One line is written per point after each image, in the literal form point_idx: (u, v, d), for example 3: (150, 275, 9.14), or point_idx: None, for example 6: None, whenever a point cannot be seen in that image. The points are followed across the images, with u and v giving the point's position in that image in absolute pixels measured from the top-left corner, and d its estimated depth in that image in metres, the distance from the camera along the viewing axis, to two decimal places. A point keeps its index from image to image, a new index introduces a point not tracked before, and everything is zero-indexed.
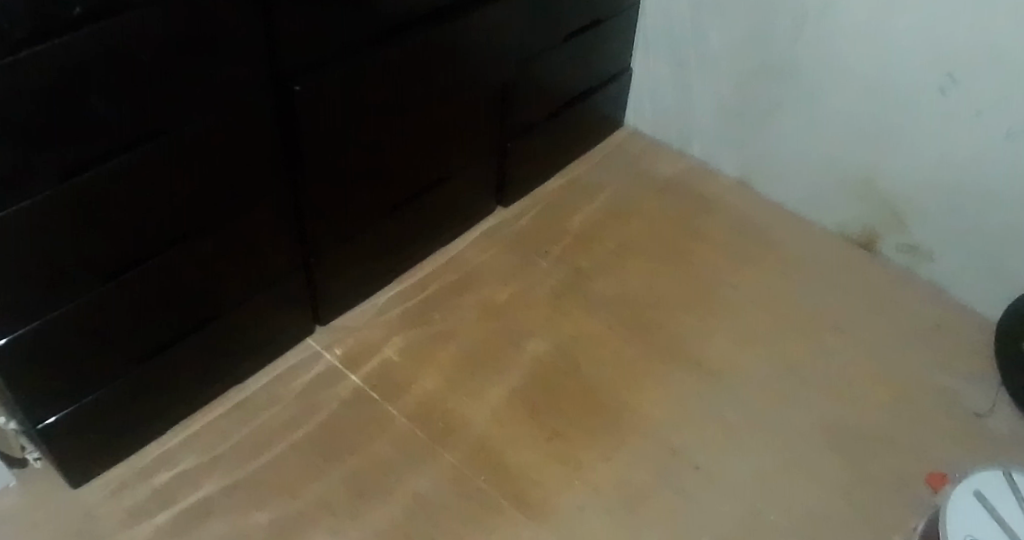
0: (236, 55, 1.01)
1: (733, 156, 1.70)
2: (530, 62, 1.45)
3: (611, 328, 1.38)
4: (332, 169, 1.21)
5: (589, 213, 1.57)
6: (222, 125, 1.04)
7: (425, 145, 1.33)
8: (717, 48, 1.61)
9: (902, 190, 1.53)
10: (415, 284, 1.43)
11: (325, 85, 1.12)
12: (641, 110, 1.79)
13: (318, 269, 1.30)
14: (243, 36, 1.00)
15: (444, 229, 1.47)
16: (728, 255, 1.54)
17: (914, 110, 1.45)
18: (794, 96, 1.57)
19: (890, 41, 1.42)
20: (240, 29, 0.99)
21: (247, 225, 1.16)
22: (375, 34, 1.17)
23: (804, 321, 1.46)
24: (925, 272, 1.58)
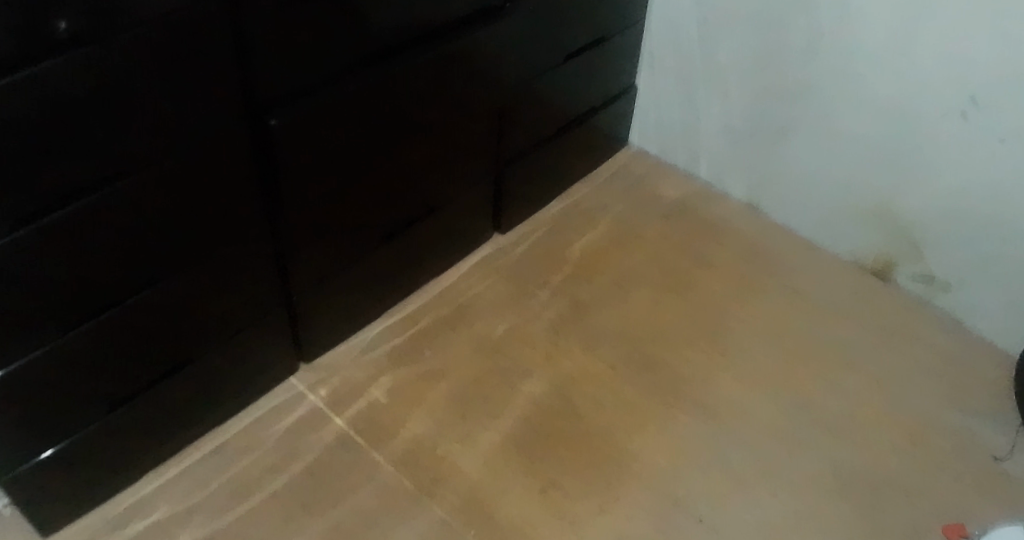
0: (205, 89, 0.93)
1: (741, 177, 1.63)
2: (529, 84, 1.38)
3: (612, 366, 1.30)
4: (314, 202, 1.14)
5: (591, 239, 1.49)
6: (191, 163, 0.97)
7: (414, 173, 1.26)
8: (725, 66, 1.53)
9: (919, 217, 1.45)
10: (406, 317, 1.35)
11: (305, 116, 1.05)
12: (645, 128, 1.71)
13: (301, 305, 1.22)
14: (214, 68, 0.92)
15: (436, 258, 1.39)
16: (735, 284, 1.46)
17: (934, 135, 1.37)
18: (806, 118, 1.49)
19: (909, 62, 1.34)
20: (211, 60, 0.92)
21: (223, 266, 1.09)
22: (358, 61, 1.09)
23: (815, 356, 1.38)
24: (941, 303, 1.50)
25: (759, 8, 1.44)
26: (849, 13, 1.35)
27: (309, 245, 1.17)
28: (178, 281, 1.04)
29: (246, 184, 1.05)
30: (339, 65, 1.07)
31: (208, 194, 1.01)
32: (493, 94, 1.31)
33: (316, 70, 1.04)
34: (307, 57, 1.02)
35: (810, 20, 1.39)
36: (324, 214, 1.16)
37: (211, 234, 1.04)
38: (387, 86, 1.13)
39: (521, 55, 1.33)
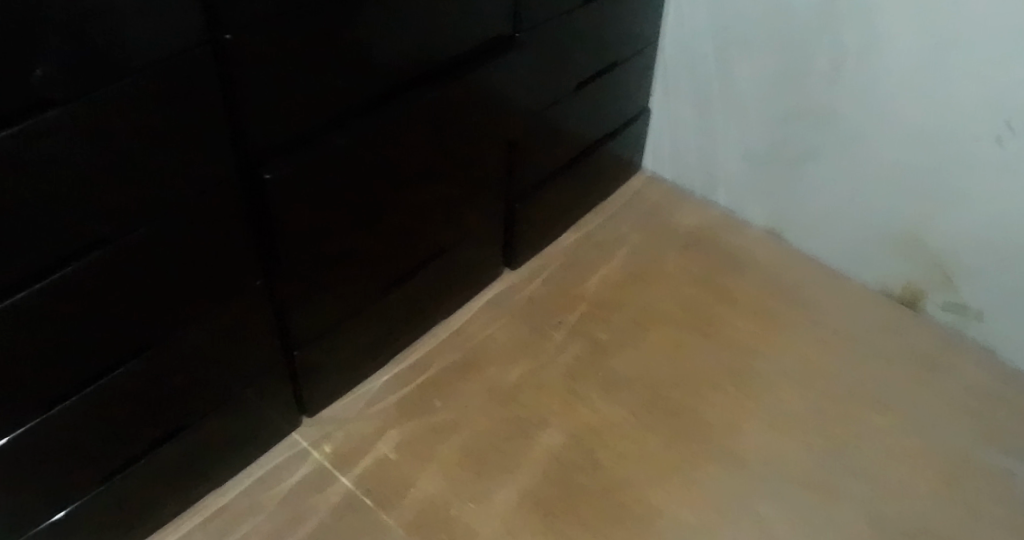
0: (194, 142, 0.87)
1: (762, 204, 1.56)
2: (538, 116, 1.32)
3: (633, 414, 1.23)
4: (314, 253, 1.07)
5: (606, 274, 1.41)
6: (181, 221, 0.91)
7: (420, 216, 1.20)
8: (744, 89, 1.47)
9: (951, 245, 1.38)
10: (414, 365, 1.28)
11: (300, 166, 0.99)
12: (661, 153, 1.65)
13: (302, 359, 1.15)
14: (199, 121, 0.87)
15: (445, 302, 1.33)
16: (760, 320, 1.38)
17: (965, 162, 1.30)
18: (831, 142, 1.43)
19: (939, 86, 1.27)
20: (196, 113, 0.86)
21: (219, 325, 1.02)
22: (357, 104, 1.04)
23: (847, 397, 1.31)
24: (976, 335, 1.42)
25: (780, 28, 1.38)
26: (875, 35, 1.29)
27: (309, 297, 1.11)
28: (171, 344, 0.98)
29: (240, 239, 0.99)
30: (337, 110, 1.01)
31: (201, 252, 0.95)
32: (500, 129, 1.26)
33: (312, 116, 0.98)
34: (303, 103, 0.96)
35: (834, 41, 1.33)
36: (325, 264, 1.10)
37: (204, 294, 0.98)
38: (387, 130, 1.07)
39: (528, 86, 1.28)
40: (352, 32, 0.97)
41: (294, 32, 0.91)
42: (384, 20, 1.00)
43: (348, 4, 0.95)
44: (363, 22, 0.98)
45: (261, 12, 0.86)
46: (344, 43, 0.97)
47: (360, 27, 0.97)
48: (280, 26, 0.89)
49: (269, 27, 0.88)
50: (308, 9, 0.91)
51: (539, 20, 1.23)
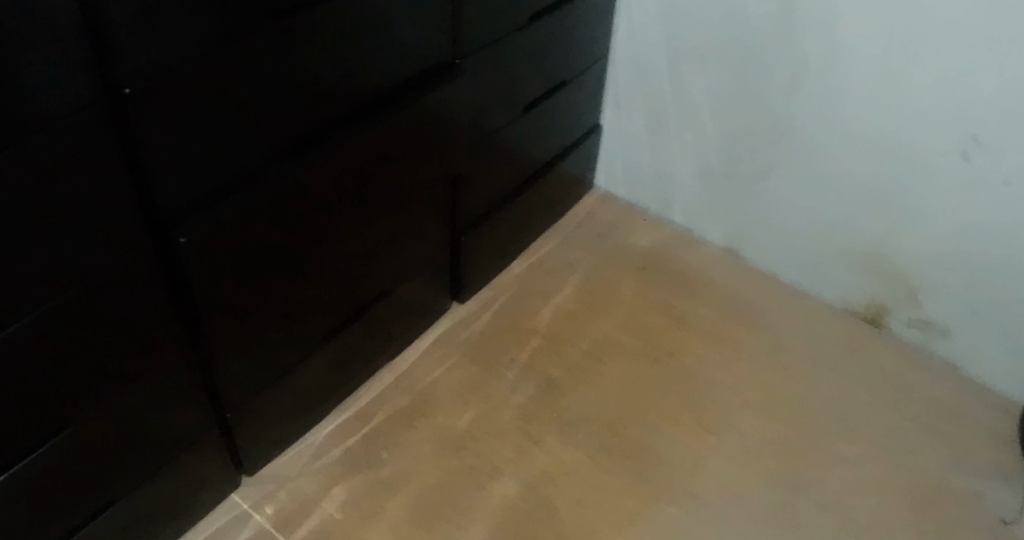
0: (97, 209, 0.79)
1: (718, 220, 1.52)
2: (480, 144, 1.26)
3: (591, 456, 1.18)
4: (241, 309, 1.00)
5: (560, 305, 1.36)
6: (88, 296, 0.82)
7: (357, 258, 1.14)
8: (698, 103, 1.43)
9: (912, 261, 1.34)
10: (359, 414, 1.22)
11: (219, 222, 0.90)
12: (612, 171, 1.60)
13: (236, 419, 1.08)
14: (98, 184, 0.78)
15: (390, 343, 1.26)
16: (718, 346, 1.34)
17: (925, 177, 1.27)
18: (789, 158, 1.38)
19: (904, 99, 1.23)
20: (93, 176, 0.77)
21: (139, 397, 0.94)
22: (280, 150, 0.96)
23: (811, 424, 1.27)
24: (939, 351, 1.39)
25: (736, 40, 1.33)
26: (836, 47, 1.25)
27: (239, 357, 1.03)
28: (86, 426, 0.89)
29: (156, 306, 0.90)
30: (257, 158, 0.93)
31: (112, 325, 0.86)
32: (441, 161, 1.20)
33: (229, 167, 0.90)
34: (219, 155, 0.88)
35: (793, 54, 1.29)
36: (255, 320, 1.03)
37: (120, 368, 0.90)
38: (315, 176, 1.00)
39: (473, 116, 1.22)
40: (271, 74, 0.89)
41: (205, 79, 0.82)
42: (309, 58, 0.92)
43: (267, 44, 0.87)
44: (286, 63, 0.90)
45: (163, 60, 0.78)
46: (262, 87, 0.89)
47: (280, 69, 0.90)
48: (189, 75, 0.80)
49: (176, 76, 0.79)
50: (219, 53, 0.82)
51: (480, 46, 1.17)
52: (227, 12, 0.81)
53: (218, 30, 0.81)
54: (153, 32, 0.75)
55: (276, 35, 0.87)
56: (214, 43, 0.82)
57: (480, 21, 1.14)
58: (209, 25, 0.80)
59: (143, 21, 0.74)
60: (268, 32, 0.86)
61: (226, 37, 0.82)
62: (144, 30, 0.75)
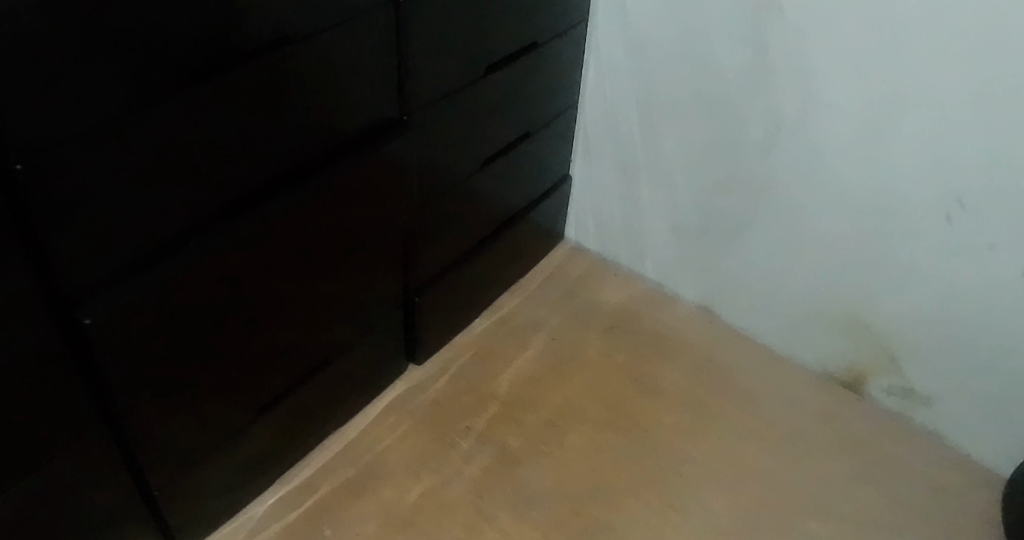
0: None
1: (692, 278, 1.47)
2: (436, 201, 1.20)
3: (545, 534, 1.14)
4: (166, 385, 0.94)
5: (522, 368, 1.35)
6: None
7: (301, 327, 1.08)
8: (671, 157, 1.37)
9: (892, 327, 1.28)
10: (304, 485, 1.18)
11: (136, 299, 0.84)
12: (583, 223, 1.57)
13: (164, 497, 1.02)
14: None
15: (337, 409, 1.23)
16: (687, 414, 1.31)
17: (905, 241, 1.20)
18: (766, 215, 1.32)
19: (884, 158, 1.16)
20: None
21: (48, 485, 0.88)
22: (207, 219, 0.89)
23: (780, 501, 1.22)
24: (919, 419, 1.33)
25: (710, 92, 1.27)
26: (815, 101, 1.18)
27: (165, 434, 0.98)
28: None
29: (64, 389, 0.84)
30: (180, 228, 0.87)
31: (13, 413, 0.80)
32: (396, 222, 1.14)
33: (144, 239, 0.84)
34: (132, 228, 0.82)
35: (770, 109, 1.23)
36: (182, 396, 0.97)
37: (23, 456, 0.83)
38: (250, 246, 0.94)
39: (428, 173, 1.15)
40: (193, 141, 0.82)
41: (111, 151, 0.76)
42: (238, 121, 0.86)
43: (187, 112, 0.80)
44: (210, 128, 0.83)
45: (60, 132, 0.72)
46: (182, 154, 0.82)
47: (204, 134, 0.83)
48: (91, 147, 0.74)
49: (75, 150, 0.73)
50: (127, 124, 0.76)
51: (435, 99, 1.10)
52: (136, 78, 0.75)
53: (126, 98, 0.75)
54: (45, 104, 0.69)
55: (197, 99, 0.80)
56: (121, 113, 0.75)
57: (433, 74, 1.08)
58: (116, 94, 0.74)
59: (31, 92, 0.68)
60: (187, 97, 0.80)
61: (136, 105, 0.76)
62: (33, 102, 0.69)
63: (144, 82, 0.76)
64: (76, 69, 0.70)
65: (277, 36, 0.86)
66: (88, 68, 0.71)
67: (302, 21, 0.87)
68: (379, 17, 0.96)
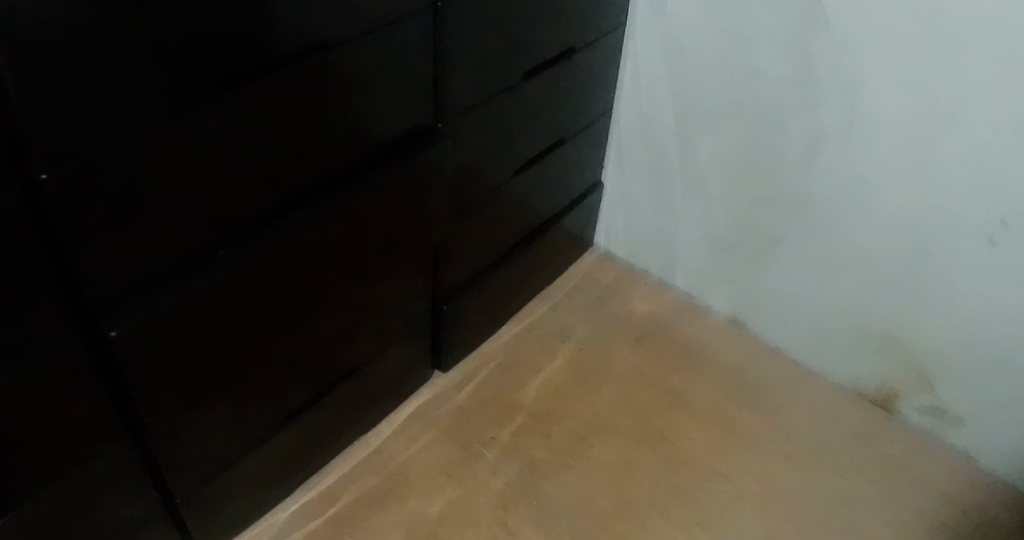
0: (12, 304, 0.72)
1: (724, 289, 1.46)
2: (467, 208, 1.18)
3: None
4: (192, 396, 0.93)
5: (549, 378, 1.36)
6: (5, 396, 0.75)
7: (330, 336, 1.07)
8: (706, 167, 1.35)
9: (929, 348, 1.25)
10: (327, 492, 1.19)
11: (161, 313, 0.83)
12: (613, 232, 1.56)
13: (188, 505, 1.02)
14: (20, 282, 0.72)
15: (360, 415, 1.23)
16: (715, 429, 1.31)
17: (945, 262, 1.17)
18: (805, 228, 1.29)
19: (928, 177, 1.13)
20: (16, 274, 0.71)
21: (71, 495, 0.87)
22: (236, 231, 0.88)
23: (807, 523, 1.20)
24: (953, 441, 1.31)
25: (749, 101, 1.24)
26: (858, 114, 1.15)
27: (192, 443, 0.97)
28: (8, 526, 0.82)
29: (88, 401, 0.83)
30: (209, 238, 0.85)
31: (36, 425, 0.79)
32: (428, 231, 1.12)
33: (173, 249, 0.82)
34: (161, 239, 0.80)
35: (810, 121, 1.19)
36: (208, 406, 0.96)
37: (45, 468, 0.82)
38: (280, 258, 0.92)
39: (460, 182, 1.13)
40: (223, 151, 0.81)
41: (141, 163, 0.74)
42: (270, 131, 0.84)
43: (218, 121, 0.78)
44: (242, 137, 0.81)
45: (89, 144, 0.70)
46: (212, 165, 0.80)
47: (235, 144, 0.81)
48: (120, 158, 0.73)
49: (104, 161, 0.71)
50: (158, 135, 0.74)
51: (470, 106, 1.08)
52: (167, 88, 0.73)
53: (157, 109, 0.73)
54: (74, 115, 0.68)
55: (228, 108, 0.78)
56: (152, 125, 0.74)
57: (468, 81, 1.05)
58: (147, 104, 0.72)
59: (57, 104, 0.66)
60: (218, 106, 0.77)
61: (167, 116, 0.74)
62: (62, 115, 0.67)
63: (175, 93, 0.74)
64: (103, 80, 0.68)
65: (310, 41, 0.83)
66: (117, 79, 0.69)
67: (336, 27, 0.84)
68: (415, 23, 0.93)
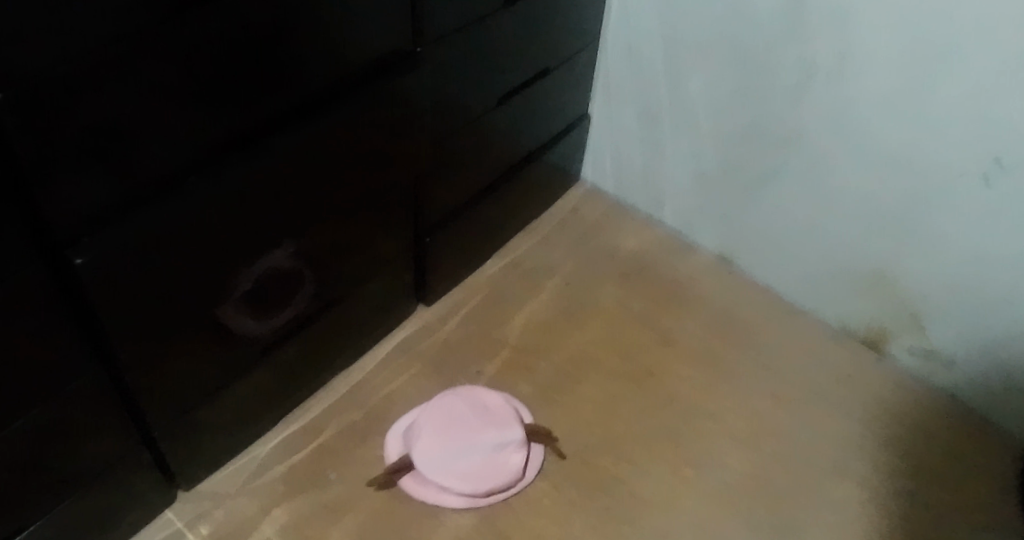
0: None
1: (713, 226, 1.44)
2: (449, 139, 1.13)
3: (556, 487, 1.16)
4: (165, 329, 0.90)
5: (536, 311, 1.35)
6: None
7: (309, 268, 1.04)
8: (696, 100, 1.31)
9: (921, 288, 1.24)
10: (309, 426, 1.19)
11: (127, 242, 0.79)
12: (600, 166, 1.53)
13: (166, 437, 1.01)
14: None
15: (340, 348, 1.21)
16: (703, 366, 1.31)
17: (938, 204, 1.15)
18: (797, 164, 1.26)
19: (926, 116, 1.09)
20: None
21: (39, 433, 0.85)
22: (205, 157, 0.83)
23: (793, 462, 1.22)
24: (940, 380, 1.32)
25: (739, 32, 1.19)
26: (851, 46, 1.10)
27: (168, 376, 0.95)
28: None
29: (53, 334, 0.80)
30: (177, 166, 0.80)
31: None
32: (411, 162, 1.08)
33: (141, 176, 0.77)
34: (128, 166, 0.76)
35: (802, 54, 1.15)
36: (182, 340, 0.93)
37: (8, 407, 0.79)
38: (254, 188, 0.88)
39: (442, 112, 1.08)
40: (192, 74, 0.75)
41: (105, 84, 0.69)
42: (242, 52, 0.78)
43: (180, 43, 0.72)
44: (209, 58, 0.75)
45: (43, 61, 0.64)
46: (179, 88, 0.75)
47: (202, 65, 0.75)
48: (80, 78, 0.67)
49: (62, 80, 0.66)
50: (122, 54, 0.69)
51: (452, 31, 1.02)
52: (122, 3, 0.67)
53: (111, 27, 0.67)
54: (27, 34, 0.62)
55: (190, 28, 0.72)
56: (107, 45, 0.68)
57: (449, 5, 0.98)
58: (103, 22, 0.67)
59: (4, 27, 0.60)
60: (180, 27, 0.72)
61: (121, 36, 0.68)
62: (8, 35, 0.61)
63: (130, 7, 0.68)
64: None
65: None
66: None
67: None
68: None
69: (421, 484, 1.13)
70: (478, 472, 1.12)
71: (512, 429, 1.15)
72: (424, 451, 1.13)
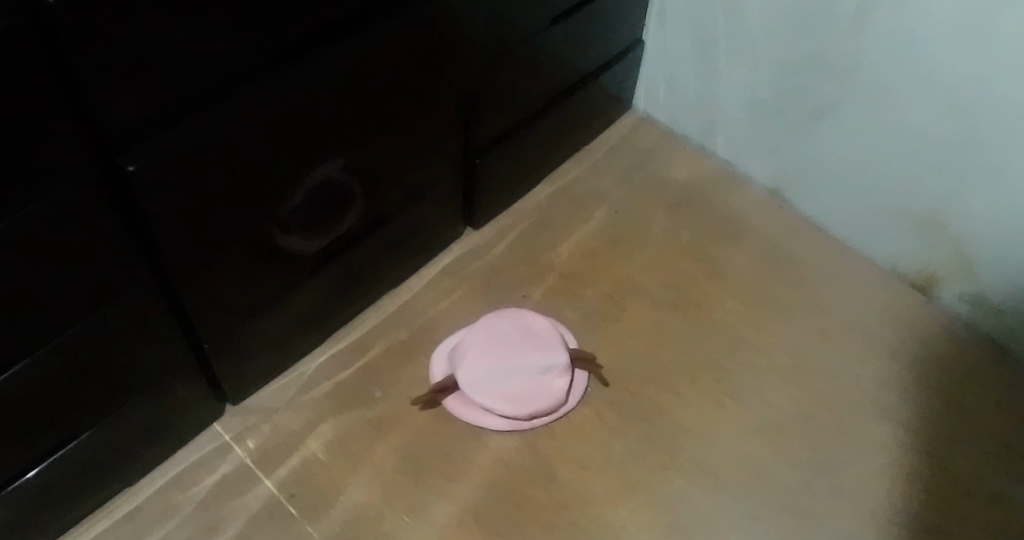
0: (24, 141, 0.67)
1: (766, 160, 1.40)
2: (499, 59, 1.10)
3: (598, 414, 1.16)
4: (214, 243, 0.90)
5: (582, 240, 1.34)
6: (21, 236, 0.72)
7: (354, 186, 1.03)
8: (754, 27, 1.26)
9: (976, 232, 1.20)
10: (356, 345, 1.20)
11: (179, 151, 0.78)
12: (653, 94, 1.49)
13: (214, 350, 1.02)
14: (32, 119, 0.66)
15: (387, 270, 1.21)
16: (750, 302, 1.29)
17: (1002, 145, 1.10)
18: (855, 97, 1.21)
19: (996, 51, 1.04)
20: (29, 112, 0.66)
21: (93, 340, 0.86)
22: (254, 67, 0.81)
23: (838, 399, 1.21)
24: (990, 327, 1.28)
25: None
26: None
27: (217, 290, 0.96)
28: (32, 371, 0.82)
29: (107, 242, 0.80)
30: (227, 76, 0.79)
31: (49, 267, 0.76)
32: (459, 81, 1.06)
33: (193, 83, 0.77)
34: (179, 73, 0.75)
35: None
36: (232, 254, 0.94)
37: (62, 312, 0.81)
38: (303, 102, 0.86)
39: (492, 31, 1.05)
40: None
41: None
42: None
43: None
44: None
45: None
46: None
47: None
48: None
49: None
50: None
51: None
52: None
53: None
54: None
55: None
56: None
57: None
58: None
59: None
60: None
61: None
62: None
63: None
64: None
65: None
66: None
67: None
68: None
69: (464, 403, 1.14)
70: (523, 394, 1.13)
71: (556, 354, 1.15)
72: (469, 371, 1.13)
